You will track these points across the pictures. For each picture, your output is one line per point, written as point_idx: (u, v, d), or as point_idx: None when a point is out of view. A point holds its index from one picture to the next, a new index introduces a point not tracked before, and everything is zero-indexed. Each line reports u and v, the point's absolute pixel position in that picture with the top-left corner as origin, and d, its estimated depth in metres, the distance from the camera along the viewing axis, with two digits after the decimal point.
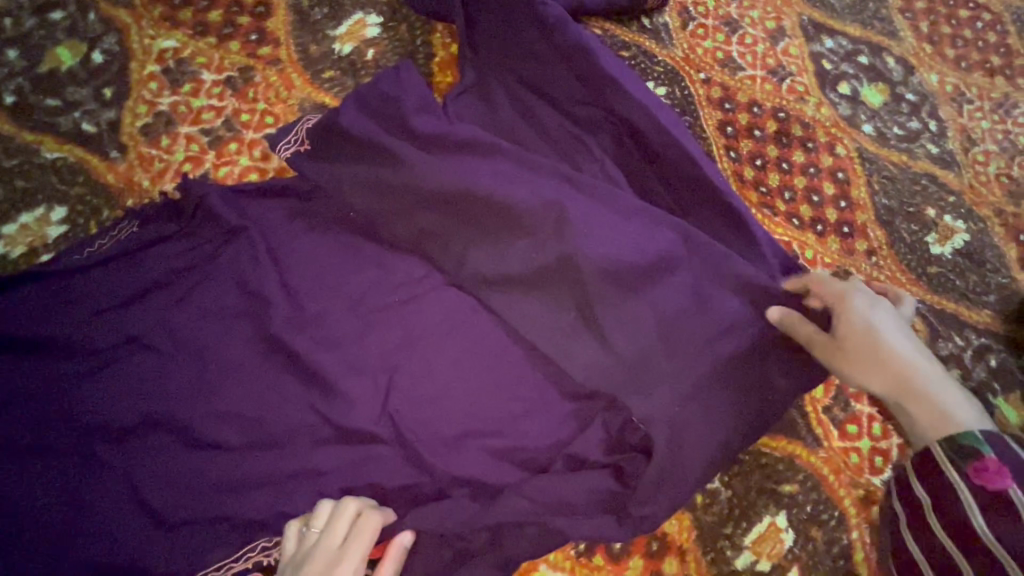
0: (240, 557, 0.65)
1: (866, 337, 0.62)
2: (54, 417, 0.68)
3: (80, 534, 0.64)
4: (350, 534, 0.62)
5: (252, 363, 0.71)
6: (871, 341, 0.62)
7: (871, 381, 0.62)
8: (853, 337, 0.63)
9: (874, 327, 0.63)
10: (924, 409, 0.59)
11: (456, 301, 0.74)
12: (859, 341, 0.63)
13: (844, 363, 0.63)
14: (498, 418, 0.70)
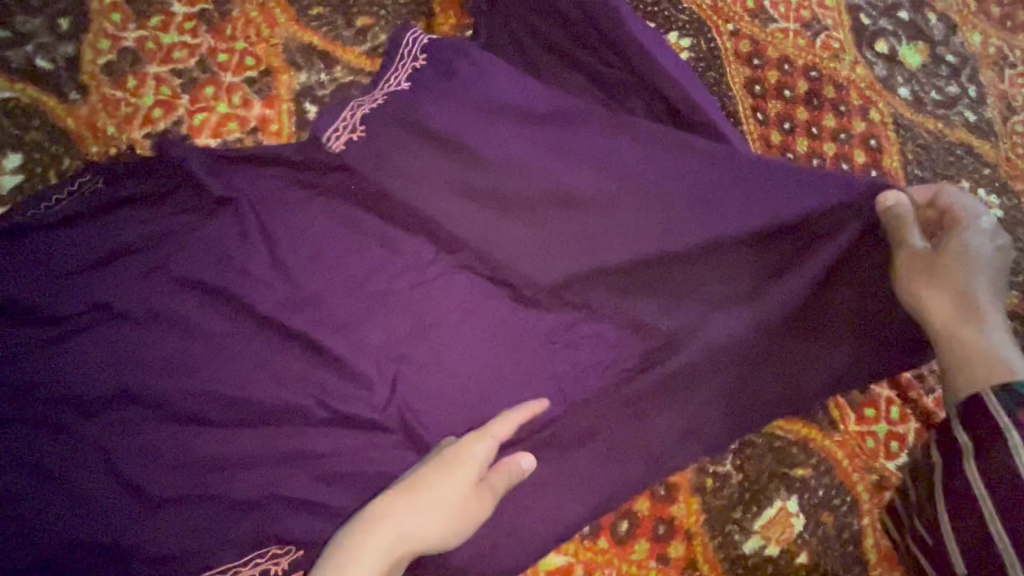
0: (247, 563, 0.60)
1: (970, 280, 0.60)
2: (21, 387, 0.62)
3: (52, 515, 0.59)
4: (486, 435, 0.59)
5: (238, 333, 0.66)
6: (978, 287, 0.60)
7: (941, 313, 0.60)
8: (947, 262, 0.61)
9: (976, 271, 0.61)
10: (984, 359, 0.57)
11: (460, 270, 0.69)
12: (972, 272, 0.60)
13: (954, 276, 0.60)
14: (504, 398, 0.66)
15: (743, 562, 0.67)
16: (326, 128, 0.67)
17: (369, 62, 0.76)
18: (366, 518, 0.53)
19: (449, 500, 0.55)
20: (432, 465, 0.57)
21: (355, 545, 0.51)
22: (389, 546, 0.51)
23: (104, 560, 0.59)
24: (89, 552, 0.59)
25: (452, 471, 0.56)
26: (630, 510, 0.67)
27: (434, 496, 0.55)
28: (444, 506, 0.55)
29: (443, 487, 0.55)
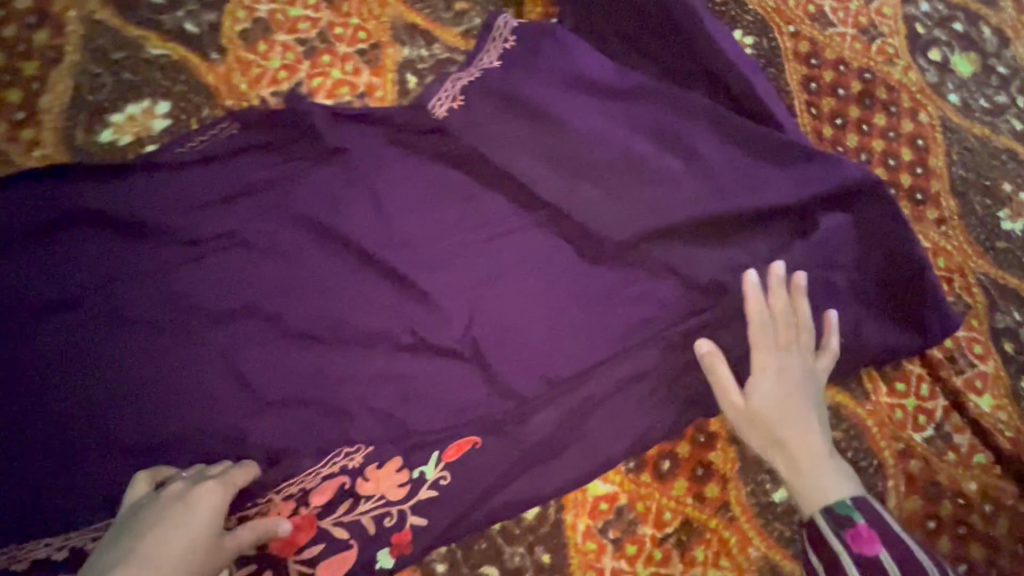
0: (325, 463, 0.69)
1: (800, 367, 0.73)
2: (163, 298, 0.74)
3: (189, 402, 0.71)
4: (228, 485, 0.62)
5: (342, 268, 0.75)
6: (809, 385, 0.72)
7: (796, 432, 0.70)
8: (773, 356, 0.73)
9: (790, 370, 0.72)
10: (807, 444, 0.69)
11: (536, 228, 0.78)
12: (778, 369, 0.72)
13: (763, 384, 0.71)
14: (569, 342, 0.75)
15: (771, 508, 0.74)
16: (432, 97, 0.78)
17: (463, 42, 0.86)
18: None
19: (161, 548, 0.54)
20: (139, 524, 0.57)
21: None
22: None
23: (225, 446, 0.70)
24: (214, 437, 0.71)
25: (163, 532, 0.55)
26: (672, 452, 0.75)
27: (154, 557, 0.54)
28: (157, 558, 0.54)
29: (174, 541, 0.55)
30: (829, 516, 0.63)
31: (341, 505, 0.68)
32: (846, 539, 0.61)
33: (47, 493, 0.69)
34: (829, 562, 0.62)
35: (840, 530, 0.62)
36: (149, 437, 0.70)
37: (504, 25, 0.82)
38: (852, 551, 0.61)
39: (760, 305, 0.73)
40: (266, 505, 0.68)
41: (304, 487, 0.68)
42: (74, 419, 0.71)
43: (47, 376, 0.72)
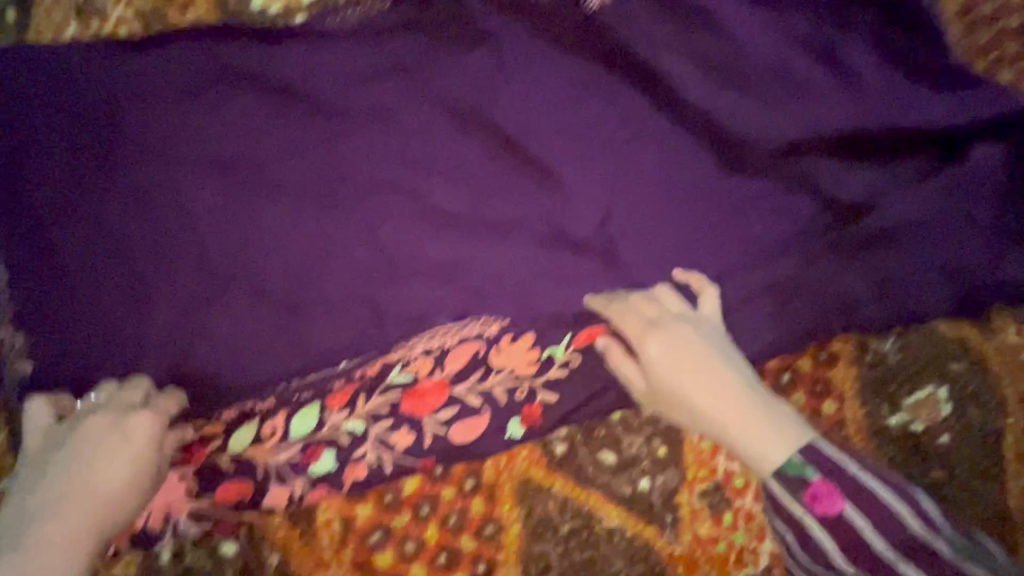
0: (462, 328, 0.72)
1: (692, 340, 0.67)
2: (308, 165, 0.74)
3: (330, 268, 0.72)
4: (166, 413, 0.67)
5: (483, 152, 0.75)
6: (701, 352, 0.67)
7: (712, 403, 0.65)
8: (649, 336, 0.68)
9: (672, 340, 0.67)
10: (733, 416, 0.63)
11: (680, 132, 0.76)
12: (692, 346, 0.67)
13: (665, 363, 0.67)
14: (703, 247, 0.75)
15: (887, 432, 0.75)
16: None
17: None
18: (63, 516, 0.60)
19: (108, 474, 0.62)
20: (67, 449, 0.63)
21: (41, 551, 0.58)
22: (84, 534, 0.60)
23: (364, 313, 0.72)
24: (356, 303, 0.72)
25: (72, 463, 0.62)
26: (793, 366, 0.75)
27: (83, 483, 0.61)
28: (83, 492, 0.61)
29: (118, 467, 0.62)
30: (780, 479, 0.59)
31: (471, 377, 0.71)
32: (805, 499, 0.58)
33: (195, 337, 0.70)
34: (800, 531, 0.59)
35: (796, 490, 0.59)
36: (291, 296, 0.72)
37: None
38: (817, 514, 0.58)
39: (622, 303, 0.71)
40: (405, 359, 0.71)
41: (441, 345, 0.71)
42: (217, 272, 0.71)
43: (199, 228, 0.72)
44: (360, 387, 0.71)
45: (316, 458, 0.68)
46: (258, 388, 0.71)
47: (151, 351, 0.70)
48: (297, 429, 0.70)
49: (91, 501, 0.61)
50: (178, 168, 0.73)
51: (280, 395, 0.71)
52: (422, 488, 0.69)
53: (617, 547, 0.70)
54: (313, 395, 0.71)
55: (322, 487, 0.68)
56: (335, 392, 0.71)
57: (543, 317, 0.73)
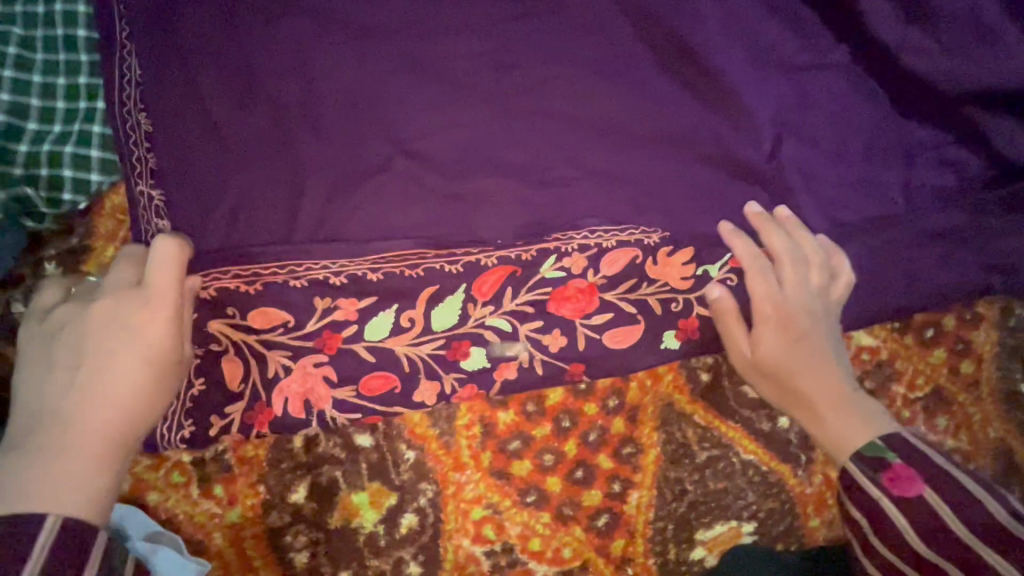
0: (624, 231, 0.67)
1: (810, 317, 0.64)
2: (474, 48, 0.68)
3: (487, 160, 0.67)
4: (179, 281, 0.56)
5: (658, 61, 0.71)
6: (815, 330, 0.64)
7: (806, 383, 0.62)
8: (771, 303, 0.64)
9: (792, 310, 0.64)
10: (829, 395, 0.60)
11: (855, 71, 0.74)
12: (806, 322, 0.64)
13: (779, 331, 0.63)
14: (868, 189, 0.72)
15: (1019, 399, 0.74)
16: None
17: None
18: (74, 420, 0.48)
19: (94, 343, 0.52)
20: (61, 342, 0.52)
21: (45, 455, 0.45)
22: (104, 443, 0.48)
23: (520, 211, 0.66)
24: (513, 199, 0.66)
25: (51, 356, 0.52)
26: (938, 321, 0.74)
27: (85, 372, 0.50)
28: (95, 365, 0.51)
29: (122, 361, 0.52)
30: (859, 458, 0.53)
31: (622, 285, 0.66)
32: (882, 480, 0.51)
33: (342, 213, 0.64)
34: (872, 510, 0.50)
35: (873, 471, 0.52)
36: (452, 182, 0.66)
37: None
38: (892, 497, 0.49)
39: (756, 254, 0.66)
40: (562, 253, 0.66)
41: (600, 244, 0.66)
42: (369, 148, 0.65)
43: (366, 98, 0.66)
44: (513, 272, 0.65)
45: (464, 354, 0.64)
46: (404, 250, 0.64)
47: (291, 222, 0.63)
48: (439, 323, 0.64)
49: (102, 369, 0.51)
50: (339, 33, 0.67)
51: (429, 268, 0.64)
52: (565, 400, 0.66)
53: (749, 480, 0.69)
54: (462, 272, 0.65)
55: (473, 384, 0.64)
56: (488, 269, 0.65)
57: (703, 238, 0.69)
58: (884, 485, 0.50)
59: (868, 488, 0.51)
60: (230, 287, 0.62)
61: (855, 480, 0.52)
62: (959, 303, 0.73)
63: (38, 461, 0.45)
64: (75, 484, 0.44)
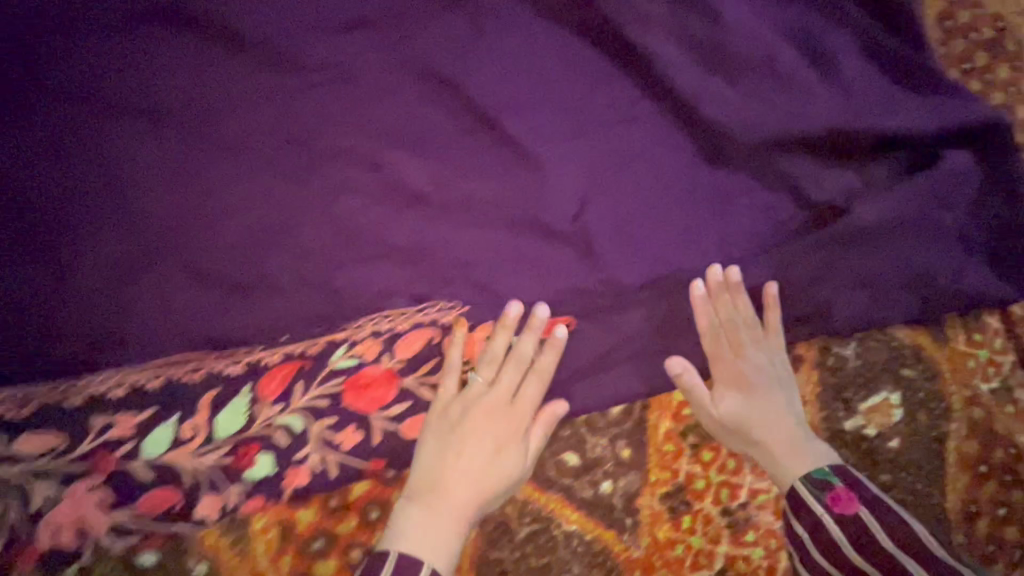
0: (418, 310, 0.65)
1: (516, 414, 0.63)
2: (253, 125, 0.65)
3: (271, 245, 0.63)
4: (521, 362, 0.65)
5: (455, 124, 0.68)
6: (787, 387, 0.70)
7: (756, 420, 0.67)
8: (725, 366, 0.70)
9: (757, 371, 0.69)
10: (780, 435, 0.67)
11: (662, 122, 0.73)
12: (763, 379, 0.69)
13: (729, 387, 0.69)
14: (679, 240, 0.72)
15: (842, 436, 0.75)
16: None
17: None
18: (438, 483, 0.59)
19: (511, 439, 0.63)
20: (471, 422, 0.62)
21: (437, 514, 0.57)
22: (457, 520, 0.58)
23: (309, 296, 0.63)
24: (301, 284, 0.63)
25: (506, 446, 0.62)
26: None
27: (484, 462, 0.61)
28: (494, 462, 0.61)
29: (509, 451, 0.62)
30: (807, 481, 0.63)
31: (422, 367, 0.65)
32: (827, 501, 0.62)
33: (111, 314, 0.60)
34: (813, 525, 0.62)
35: (818, 490, 0.63)
36: (237, 265, 0.63)
37: None
38: (834, 512, 0.61)
39: (706, 315, 0.70)
40: (354, 339, 0.63)
41: (391, 328, 0.64)
42: (140, 241, 0.62)
43: (143, 180, 0.63)
44: (302, 367, 0.62)
45: (250, 461, 0.60)
46: (180, 354, 0.61)
47: (55, 327, 0.60)
48: (223, 429, 0.60)
49: (502, 457, 0.62)
50: (110, 121, 0.64)
51: (210, 372, 0.61)
52: (371, 491, 0.63)
53: (575, 551, 0.67)
54: (246, 372, 0.61)
55: (261, 494, 0.60)
56: (272, 368, 0.62)
57: (507, 308, 0.67)
58: (828, 505, 0.62)
59: (812, 507, 0.62)
60: (5, 412, 0.58)
61: (805, 502, 0.63)
62: (774, 351, 0.74)
63: (433, 521, 0.57)
64: (444, 540, 0.56)
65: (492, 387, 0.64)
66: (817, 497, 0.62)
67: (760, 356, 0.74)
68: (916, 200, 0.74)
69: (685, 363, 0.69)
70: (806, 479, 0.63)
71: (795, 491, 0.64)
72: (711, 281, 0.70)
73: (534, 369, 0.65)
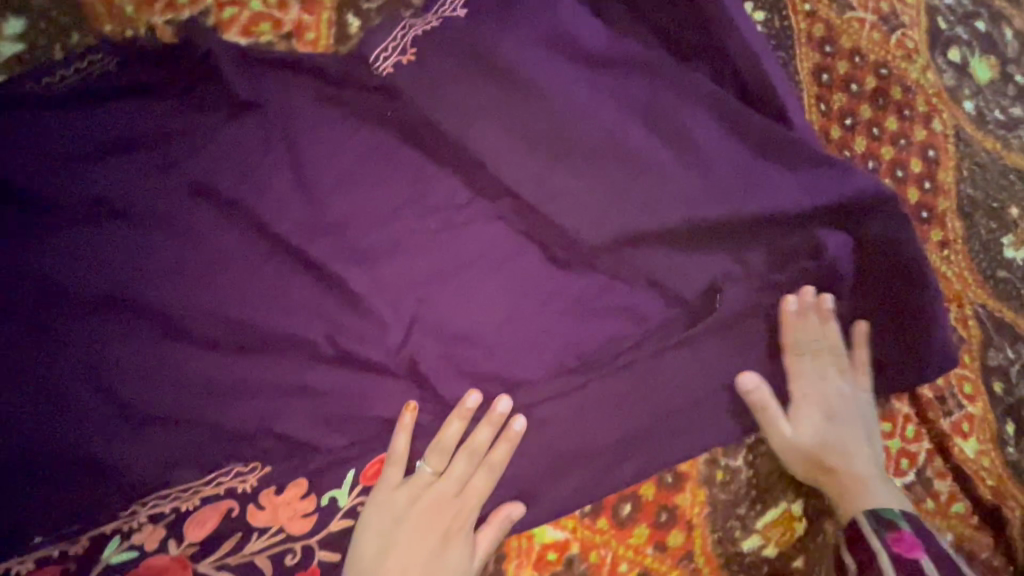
0: (210, 482, 0.57)
1: (455, 495, 0.59)
2: (3, 283, 0.56)
3: (28, 424, 0.55)
4: (475, 454, 0.60)
5: (249, 255, 0.60)
6: (854, 417, 0.64)
7: (817, 445, 0.63)
8: (805, 383, 0.65)
9: (832, 399, 0.64)
10: (847, 460, 0.62)
11: (496, 227, 0.65)
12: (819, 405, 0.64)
13: (803, 406, 0.64)
14: (524, 360, 0.63)
15: (737, 560, 0.66)
16: (375, 48, 0.63)
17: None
18: None
19: (454, 540, 0.58)
20: (413, 522, 0.57)
21: None
22: None
23: (80, 477, 0.55)
24: (68, 464, 0.55)
25: (445, 548, 0.57)
26: (635, 494, 0.64)
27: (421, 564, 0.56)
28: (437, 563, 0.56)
29: (453, 554, 0.57)
30: (871, 516, 0.58)
31: (224, 544, 0.56)
32: (886, 540, 0.56)
33: None
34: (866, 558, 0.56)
35: (881, 527, 0.57)
36: None
37: None
38: (891, 550, 0.55)
39: (794, 330, 0.65)
40: (132, 526, 0.55)
41: (177, 508, 0.56)
42: None
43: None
44: (69, 568, 0.54)
45: None
46: None
47: None
48: None
49: (446, 558, 0.57)
50: None
51: None
52: None
53: None
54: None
55: None
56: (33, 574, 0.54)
57: (321, 463, 0.59)
58: (887, 543, 0.55)
59: (872, 540, 0.56)
60: None
61: (865, 537, 0.57)
62: (652, 474, 0.64)
63: None
64: None
65: (441, 480, 0.59)
66: (877, 534, 0.57)
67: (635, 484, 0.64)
68: (789, 287, 0.66)
69: (758, 378, 0.64)
70: (874, 512, 0.58)
71: (856, 523, 0.59)
72: (804, 299, 0.65)
73: (468, 463, 0.60)
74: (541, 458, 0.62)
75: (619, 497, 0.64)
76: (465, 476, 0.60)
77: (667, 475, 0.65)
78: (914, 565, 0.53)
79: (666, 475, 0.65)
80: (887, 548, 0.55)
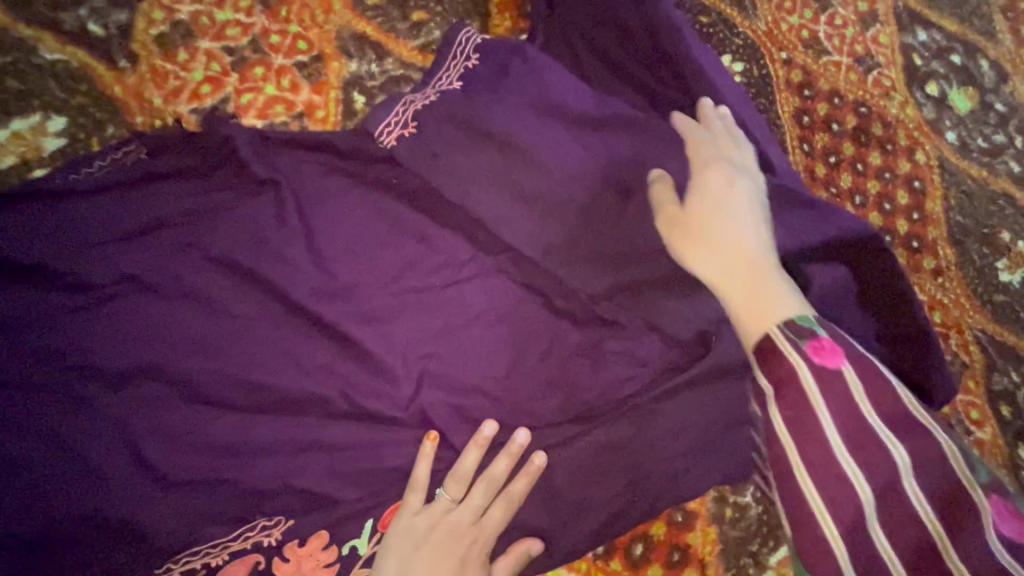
0: (237, 537, 0.60)
1: (474, 521, 0.61)
2: (41, 358, 0.61)
3: (64, 492, 0.58)
4: (493, 484, 0.62)
5: (268, 320, 0.64)
6: (755, 220, 0.56)
7: (739, 242, 0.53)
8: (716, 217, 0.56)
9: (738, 186, 0.59)
10: (738, 255, 0.53)
11: (497, 281, 0.69)
12: (742, 245, 0.53)
13: (704, 223, 0.56)
14: (530, 407, 0.66)
15: None
16: (378, 124, 0.68)
17: (420, 57, 0.75)
18: None
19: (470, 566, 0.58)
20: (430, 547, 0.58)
21: None
22: None
23: (114, 540, 0.58)
24: (101, 527, 0.58)
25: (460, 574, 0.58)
26: (645, 534, 0.66)
27: None
28: None
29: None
30: (789, 326, 0.46)
31: None
32: (804, 348, 0.45)
33: None
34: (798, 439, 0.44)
35: (799, 338, 0.45)
36: (26, 521, 0.57)
37: (463, 35, 0.71)
38: (816, 364, 0.45)
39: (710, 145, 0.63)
40: None
41: (207, 564, 0.59)
42: None
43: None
44: None
45: None
46: None
47: None
48: None
49: None
50: None
51: None
52: None
53: None
54: None
55: None
56: None
57: (341, 517, 0.62)
58: (807, 354, 0.45)
59: (788, 354, 0.45)
60: None
61: (775, 346, 0.46)
62: (660, 514, 0.66)
63: None
64: None
65: (459, 507, 0.61)
66: (796, 336, 0.46)
67: (645, 525, 0.66)
68: None
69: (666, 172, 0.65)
70: (798, 319, 0.47)
71: (775, 351, 0.46)
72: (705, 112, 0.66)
73: (487, 491, 0.62)
74: (552, 502, 0.64)
75: (629, 539, 0.66)
76: (484, 505, 0.62)
77: (676, 514, 0.67)
78: (834, 374, 0.44)
79: (674, 515, 0.67)
80: (807, 363, 0.45)
